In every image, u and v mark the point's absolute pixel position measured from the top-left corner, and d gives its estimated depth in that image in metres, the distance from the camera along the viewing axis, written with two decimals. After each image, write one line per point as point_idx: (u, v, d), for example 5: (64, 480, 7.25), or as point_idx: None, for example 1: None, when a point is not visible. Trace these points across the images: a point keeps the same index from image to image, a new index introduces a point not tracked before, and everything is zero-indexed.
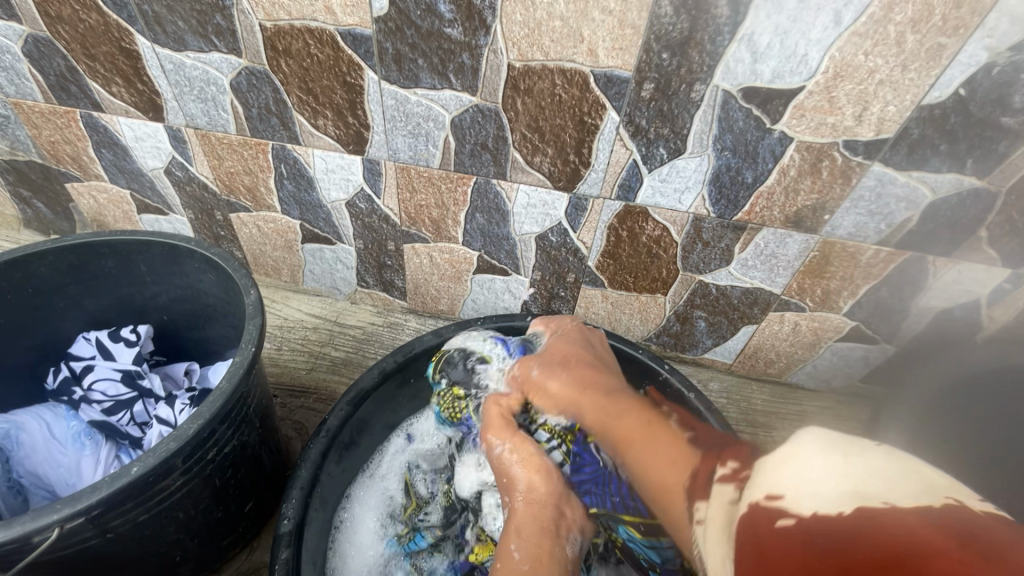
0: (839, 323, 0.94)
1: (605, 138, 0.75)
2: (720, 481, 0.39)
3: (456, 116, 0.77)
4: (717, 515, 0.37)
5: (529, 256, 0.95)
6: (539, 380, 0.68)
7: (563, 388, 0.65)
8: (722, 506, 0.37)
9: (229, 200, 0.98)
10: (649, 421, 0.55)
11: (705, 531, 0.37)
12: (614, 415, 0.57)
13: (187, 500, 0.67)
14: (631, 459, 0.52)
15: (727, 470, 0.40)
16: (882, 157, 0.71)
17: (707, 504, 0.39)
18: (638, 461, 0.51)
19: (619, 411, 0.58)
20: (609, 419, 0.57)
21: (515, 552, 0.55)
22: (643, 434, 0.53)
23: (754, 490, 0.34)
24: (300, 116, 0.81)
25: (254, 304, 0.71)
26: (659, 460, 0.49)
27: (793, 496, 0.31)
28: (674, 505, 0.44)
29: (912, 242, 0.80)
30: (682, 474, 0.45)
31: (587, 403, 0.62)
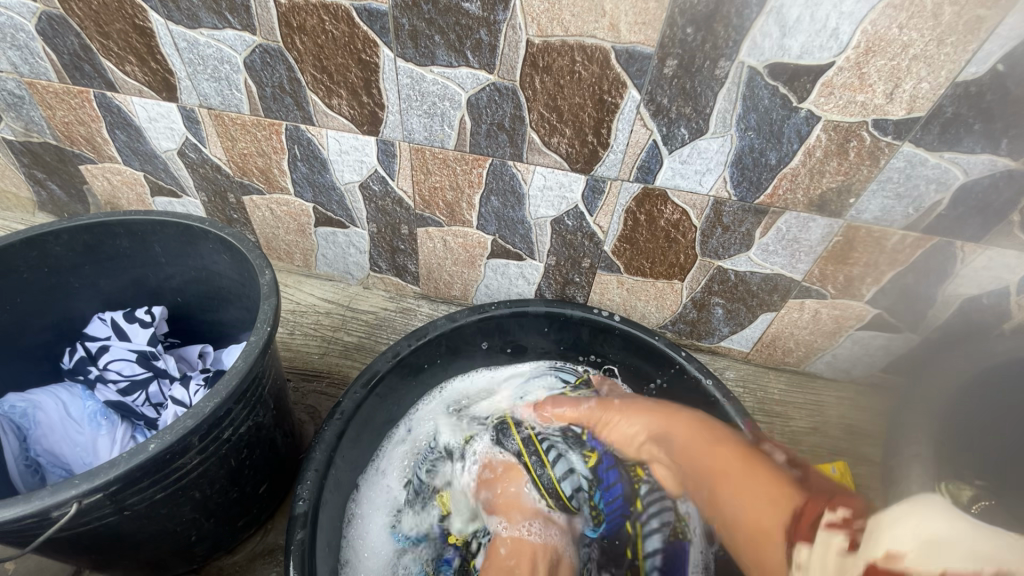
0: (861, 310, 0.91)
1: (625, 118, 0.74)
2: (829, 528, 0.50)
3: (472, 95, 0.75)
4: (823, 561, 0.47)
5: (544, 241, 0.94)
6: (608, 419, 0.83)
7: (632, 425, 0.80)
8: (829, 551, 0.47)
9: (242, 182, 0.97)
10: (750, 468, 0.65)
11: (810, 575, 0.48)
12: (722, 477, 0.66)
13: (203, 480, 0.67)
14: (724, 499, 0.64)
15: (835, 519, 0.51)
16: (913, 137, 0.68)
17: (810, 545, 0.51)
18: (734, 504, 0.63)
19: (720, 461, 0.67)
20: (704, 454, 0.70)
21: (502, 547, 0.74)
22: (740, 470, 0.65)
23: (874, 550, 0.42)
24: (314, 95, 0.80)
25: (269, 284, 0.70)
26: (745, 504, 0.61)
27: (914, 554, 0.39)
28: (771, 549, 0.56)
29: (940, 227, 0.78)
30: (780, 520, 0.57)
31: (679, 431, 0.75)
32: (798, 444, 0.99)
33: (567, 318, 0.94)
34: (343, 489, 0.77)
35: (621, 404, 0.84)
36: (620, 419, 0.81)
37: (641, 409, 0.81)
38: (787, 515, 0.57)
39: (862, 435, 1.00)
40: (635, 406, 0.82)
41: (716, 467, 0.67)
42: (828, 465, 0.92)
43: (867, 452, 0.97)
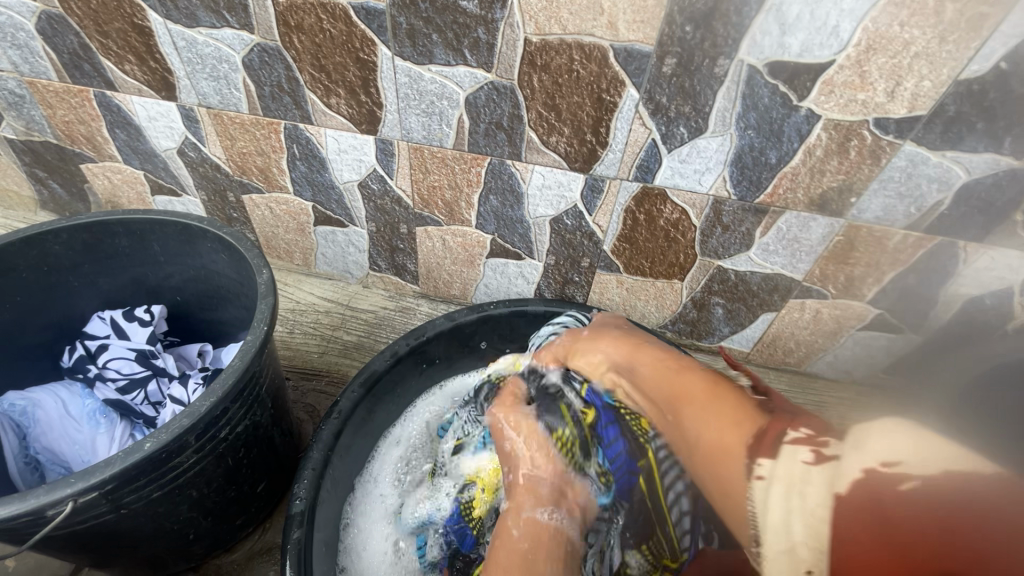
0: (862, 311, 0.91)
1: (624, 116, 0.73)
2: (793, 442, 0.37)
3: (471, 94, 0.75)
4: (785, 474, 0.35)
5: (543, 240, 0.93)
6: (577, 345, 0.68)
7: (597, 352, 0.65)
8: (793, 465, 0.35)
9: (242, 181, 0.97)
10: (719, 385, 0.49)
11: (771, 489, 0.35)
12: (679, 388, 0.51)
13: (200, 479, 0.67)
14: (688, 418, 0.47)
15: (801, 435, 0.37)
16: (914, 136, 0.68)
17: (773, 459, 0.37)
18: (696, 421, 0.46)
19: (684, 384, 0.51)
20: (662, 377, 0.54)
21: (516, 530, 0.54)
22: (709, 394, 0.48)
23: (849, 462, 0.32)
24: (313, 94, 0.80)
25: (266, 284, 0.70)
26: (706, 419, 0.45)
27: (910, 463, 0.29)
28: (732, 465, 0.40)
29: (942, 227, 0.77)
30: (744, 435, 0.41)
31: (643, 360, 0.59)
32: None
33: None
34: (342, 487, 0.77)
35: (586, 338, 0.68)
36: (586, 348, 0.67)
37: (607, 334, 0.66)
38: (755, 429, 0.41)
39: None
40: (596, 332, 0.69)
41: (676, 387, 0.51)
42: None
43: None
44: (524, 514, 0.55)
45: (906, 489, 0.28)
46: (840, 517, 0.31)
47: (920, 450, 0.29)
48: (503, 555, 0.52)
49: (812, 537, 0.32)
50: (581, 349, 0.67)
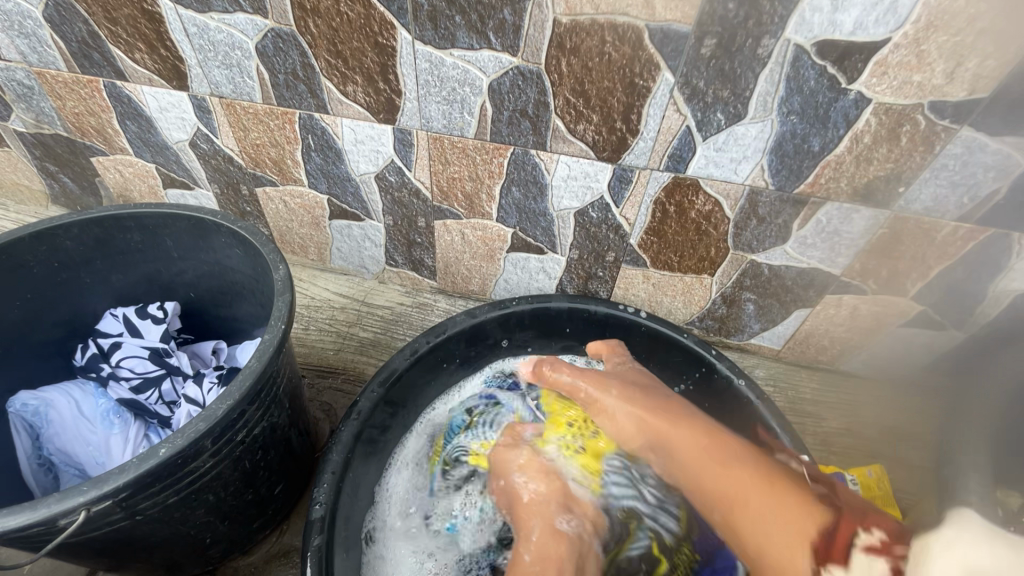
0: (903, 307, 0.86)
1: (657, 102, 0.69)
2: (868, 553, 0.52)
3: (494, 80, 0.71)
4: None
5: (567, 233, 0.90)
6: (604, 403, 0.73)
7: (622, 413, 0.71)
8: None
9: (255, 173, 0.94)
10: (729, 448, 0.64)
11: None
12: (725, 463, 0.63)
13: (217, 483, 0.64)
14: (738, 522, 0.59)
15: (869, 544, 0.53)
16: (973, 121, 0.63)
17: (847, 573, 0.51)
18: (756, 522, 0.57)
19: (736, 483, 0.60)
20: (726, 469, 0.62)
21: (527, 555, 0.64)
22: (762, 497, 0.58)
23: None
24: (329, 82, 0.77)
25: (282, 280, 0.68)
26: (769, 529, 0.57)
27: None
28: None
29: (996, 218, 0.72)
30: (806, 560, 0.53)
31: (682, 438, 0.67)
32: (831, 446, 0.94)
33: (590, 314, 0.90)
34: (363, 494, 0.75)
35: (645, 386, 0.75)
36: (615, 409, 0.72)
37: (637, 394, 0.73)
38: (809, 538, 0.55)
39: (900, 438, 0.94)
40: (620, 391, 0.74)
41: (727, 486, 0.61)
42: (864, 469, 0.88)
43: (906, 456, 0.92)
44: (534, 537, 0.65)
45: None
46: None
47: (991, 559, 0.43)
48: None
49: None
50: (615, 399, 0.73)
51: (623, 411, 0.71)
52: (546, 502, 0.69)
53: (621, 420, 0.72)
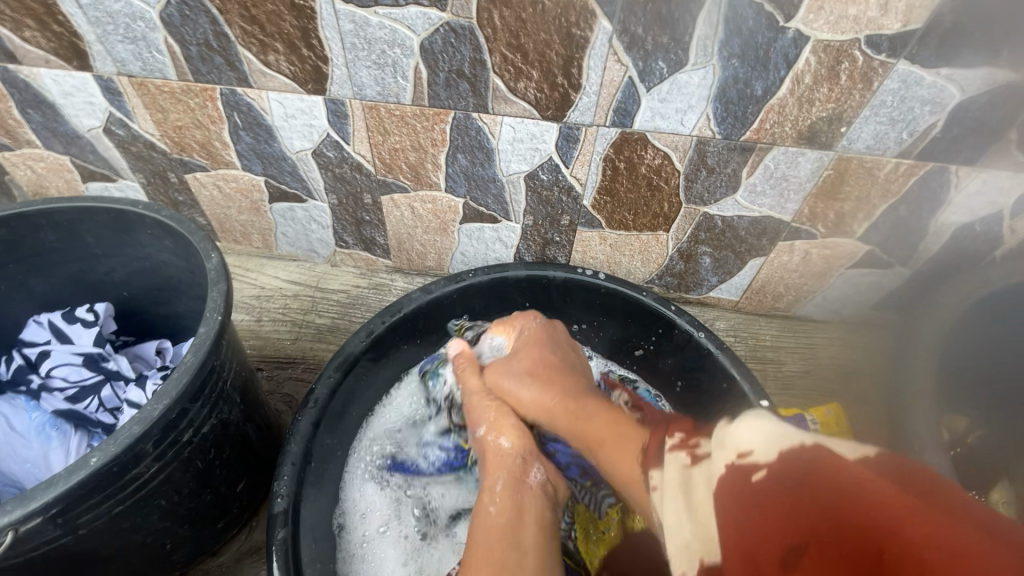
0: (852, 248, 0.88)
1: (596, 53, 0.67)
2: (672, 451, 0.45)
3: (426, 39, 0.67)
4: (675, 481, 0.42)
5: (519, 199, 0.87)
6: (502, 384, 0.75)
7: (528, 395, 0.71)
8: (676, 472, 0.42)
9: (182, 159, 0.88)
10: (617, 423, 0.59)
11: (663, 496, 0.42)
12: (580, 416, 0.63)
13: (168, 488, 0.61)
14: (606, 457, 0.56)
15: (678, 440, 0.46)
16: (908, 53, 0.63)
17: (661, 471, 0.45)
18: (613, 460, 0.55)
19: (594, 430, 0.60)
20: (580, 422, 0.63)
21: (492, 505, 0.60)
22: (611, 433, 0.57)
23: (721, 459, 0.37)
24: (247, 52, 0.71)
25: (217, 268, 0.63)
26: (618, 458, 0.54)
27: (759, 450, 0.35)
28: (647, 498, 0.47)
29: (934, 152, 0.73)
30: (637, 466, 0.50)
31: (559, 412, 0.66)
32: (792, 388, 0.98)
33: (549, 280, 0.88)
34: (330, 486, 0.73)
35: (523, 371, 0.74)
36: (509, 369, 0.75)
37: (530, 351, 0.77)
38: (637, 452, 0.52)
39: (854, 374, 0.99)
40: (519, 351, 0.79)
41: (588, 431, 0.61)
42: (822, 409, 0.91)
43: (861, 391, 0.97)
44: (497, 487, 0.62)
45: (758, 480, 0.34)
46: (721, 486, 0.36)
47: (763, 435, 0.36)
48: (481, 533, 0.57)
49: (697, 527, 0.37)
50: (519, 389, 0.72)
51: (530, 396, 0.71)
52: (514, 456, 0.67)
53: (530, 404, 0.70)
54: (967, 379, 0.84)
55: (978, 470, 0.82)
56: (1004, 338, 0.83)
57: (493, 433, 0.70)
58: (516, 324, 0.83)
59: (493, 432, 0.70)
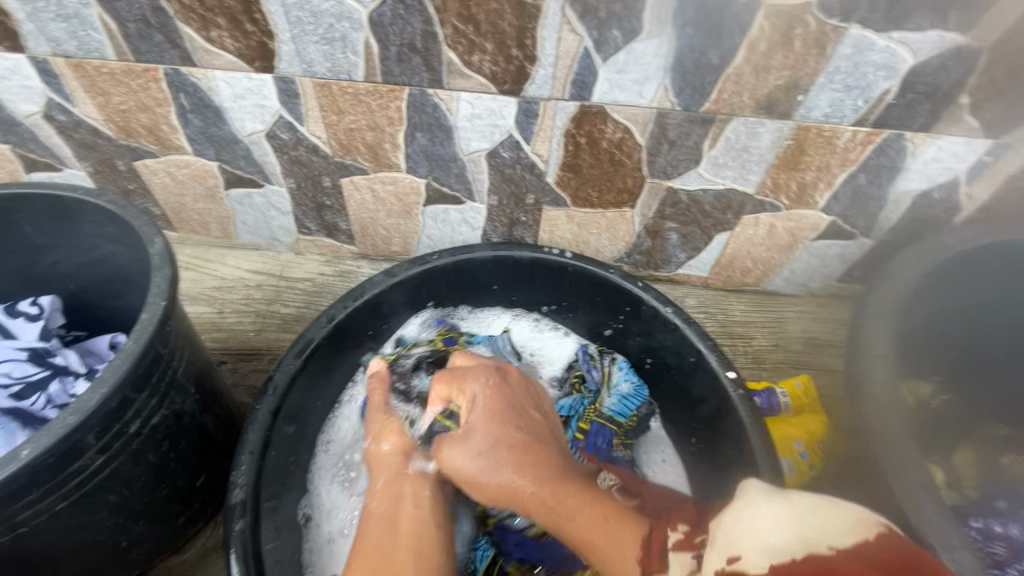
0: (815, 220, 0.89)
1: (550, 23, 0.65)
2: (678, 550, 0.45)
3: (374, 11, 0.65)
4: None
5: (482, 178, 0.86)
6: (468, 474, 0.65)
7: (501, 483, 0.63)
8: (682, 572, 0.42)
9: (129, 145, 0.84)
10: (604, 513, 0.58)
11: None
12: (564, 516, 0.59)
13: (117, 481, 0.59)
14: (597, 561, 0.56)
15: (679, 537, 0.47)
16: (859, 17, 0.63)
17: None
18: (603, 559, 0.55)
19: (583, 530, 0.57)
20: (563, 522, 0.59)
21: (372, 502, 0.65)
22: (603, 536, 0.56)
23: (717, 558, 0.37)
24: (188, 28, 0.68)
25: (161, 253, 0.61)
26: (613, 554, 0.54)
27: (748, 557, 0.34)
28: None
29: (891, 119, 0.73)
30: (637, 565, 0.51)
31: (535, 508, 0.61)
32: (764, 363, 0.99)
33: (515, 261, 0.87)
34: (292, 475, 0.72)
35: (489, 459, 0.64)
36: (471, 456, 0.65)
37: (496, 432, 0.66)
38: (637, 550, 0.52)
39: (822, 346, 1.00)
40: (479, 430, 0.67)
41: (576, 533, 0.58)
42: (792, 381, 0.93)
43: (828, 363, 0.98)
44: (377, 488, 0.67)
45: None
46: None
47: (756, 537, 0.35)
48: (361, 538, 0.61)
49: None
50: (487, 481, 0.64)
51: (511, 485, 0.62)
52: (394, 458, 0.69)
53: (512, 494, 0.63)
54: (941, 340, 0.83)
55: (939, 430, 0.82)
56: (979, 299, 0.80)
57: (374, 440, 0.72)
58: (466, 389, 0.71)
59: (376, 439, 0.72)
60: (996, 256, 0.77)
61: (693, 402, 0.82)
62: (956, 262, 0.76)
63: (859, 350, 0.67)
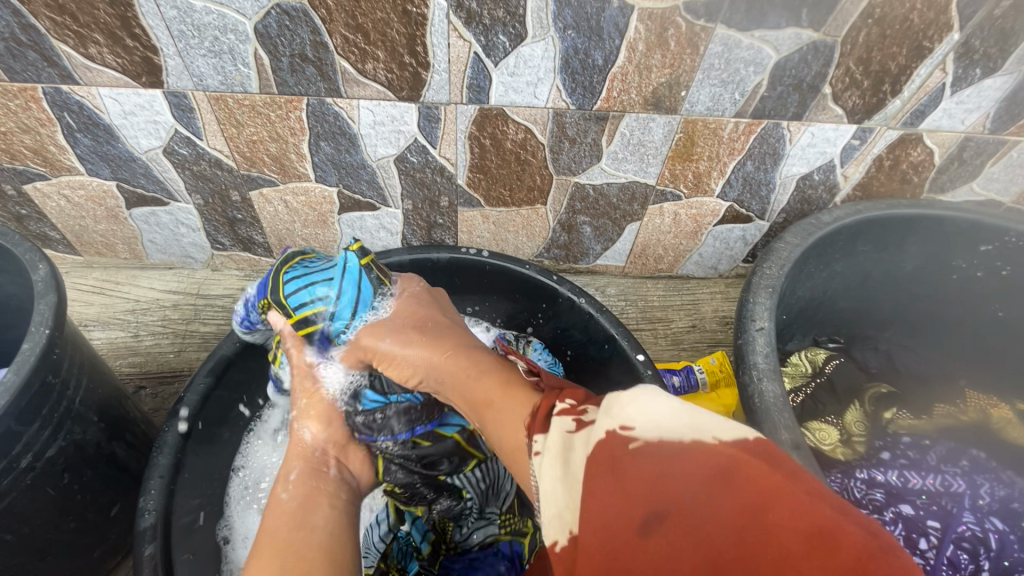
0: (714, 206, 0.95)
1: (437, 30, 0.67)
2: (559, 414, 0.41)
3: (259, 23, 0.65)
4: (556, 444, 0.39)
5: (394, 184, 0.87)
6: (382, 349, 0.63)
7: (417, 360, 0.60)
8: (558, 436, 0.40)
9: (15, 168, 0.81)
10: (509, 387, 0.51)
11: (543, 461, 0.39)
12: (469, 378, 0.54)
13: (13, 519, 0.58)
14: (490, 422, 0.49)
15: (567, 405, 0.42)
16: (723, 18, 0.68)
17: (544, 434, 0.41)
18: (497, 426, 0.48)
19: (482, 388, 0.52)
20: (467, 378, 0.55)
21: (284, 493, 0.57)
22: (499, 393, 0.50)
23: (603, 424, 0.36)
24: (63, 45, 0.66)
25: (44, 280, 0.59)
26: (503, 421, 0.48)
27: (640, 428, 0.35)
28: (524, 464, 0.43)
29: (766, 110, 0.79)
30: (522, 431, 0.45)
31: (448, 369, 0.57)
32: (681, 343, 1.04)
33: (434, 263, 0.88)
34: (211, 498, 0.71)
35: (396, 345, 0.63)
36: (385, 337, 0.64)
37: (420, 324, 0.64)
38: (527, 414, 0.46)
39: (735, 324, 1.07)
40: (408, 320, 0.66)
41: (479, 393, 0.52)
42: (708, 357, 0.98)
43: None
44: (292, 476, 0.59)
45: (633, 449, 0.34)
46: (592, 454, 0.35)
47: (648, 418, 0.35)
48: (271, 520, 0.54)
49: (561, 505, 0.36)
50: (395, 354, 0.62)
51: (413, 358, 0.60)
52: (316, 447, 0.63)
53: (413, 371, 0.60)
54: (829, 308, 0.92)
55: (835, 393, 0.89)
56: (859, 269, 0.88)
57: (297, 420, 0.65)
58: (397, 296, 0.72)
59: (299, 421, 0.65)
60: (876, 228, 0.83)
61: (611, 386, 0.85)
62: (838, 236, 0.82)
63: (743, 323, 0.71)
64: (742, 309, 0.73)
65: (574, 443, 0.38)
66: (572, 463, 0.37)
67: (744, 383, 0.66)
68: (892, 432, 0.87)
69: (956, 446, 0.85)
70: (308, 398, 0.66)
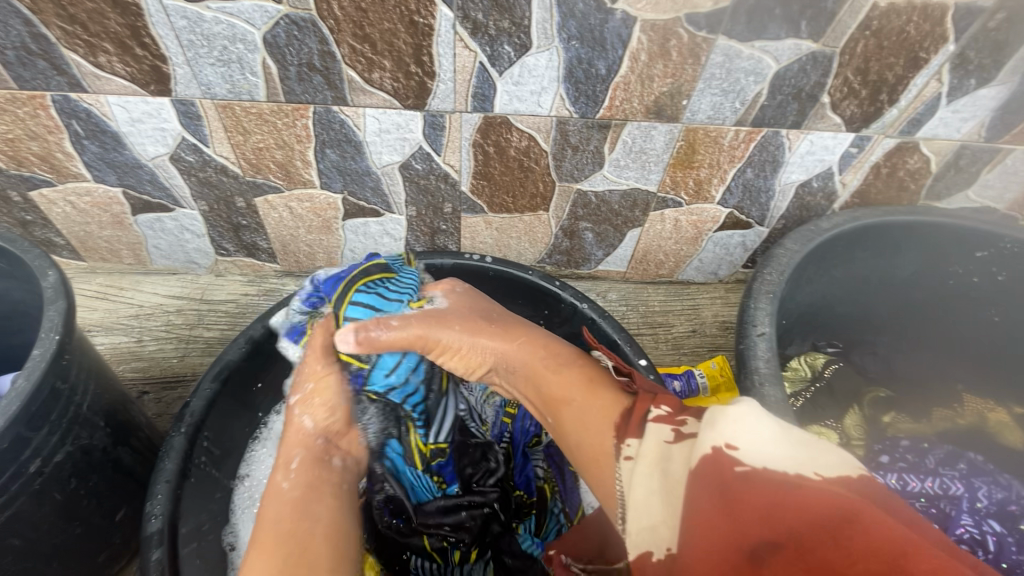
0: (714, 213, 0.96)
1: (443, 40, 0.68)
2: (656, 422, 0.45)
3: (267, 33, 0.66)
4: (652, 452, 0.42)
5: (398, 191, 0.88)
6: (439, 338, 0.64)
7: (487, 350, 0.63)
8: (657, 444, 0.43)
9: (22, 174, 0.81)
10: (590, 386, 0.54)
11: (637, 467, 0.43)
12: (547, 377, 0.57)
13: (22, 524, 0.58)
14: (569, 422, 0.53)
15: (662, 413, 0.45)
16: (724, 29, 0.69)
17: (639, 440, 0.44)
18: (578, 432, 0.51)
19: (564, 385, 0.56)
20: (552, 375, 0.57)
21: (286, 481, 0.58)
22: (586, 394, 0.53)
23: (705, 439, 0.38)
24: (73, 54, 0.66)
25: (53, 286, 0.60)
26: (586, 424, 0.51)
27: (746, 449, 0.36)
28: (607, 466, 0.47)
29: (766, 118, 0.81)
30: (610, 435, 0.48)
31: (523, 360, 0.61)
32: (682, 347, 1.05)
33: (438, 268, 0.90)
34: (217, 501, 0.72)
35: (458, 335, 0.64)
36: (447, 327, 0.64)
37: (478, 315, 0.66)
38: (617, 418, 0.49)
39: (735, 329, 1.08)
40: (468, 314, 0.67)
41: (560, 391, 0.55)
42: (709, 362, 0.99)
43: None
44: (292, 465, 0.60)
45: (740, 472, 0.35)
46: (698, 472, 0.37)
47: (757, 443, 0.36)
48: (273, 507, 0.55)
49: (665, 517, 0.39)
50: (451, 341, 0.64)
51: (487, 348, 0.63)
52: (314, 436, 0.64)
53: (482, 363, 0.64)
54: (829, 313, 0.93)
55: (833, 395, 0.91)
56: (858, 275, 0.89)
57: (297, 408, 0.66)
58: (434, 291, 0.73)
59: (300, 409, 0.66)
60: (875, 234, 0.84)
61: None
62: (836, 242, 0.83)
63: (744, 328, 0.72)
64: (743, 315, 0.74)
65: (675, 453, 0.41)
66: (671, 473, 0.40)
67: (746, 388, 0.67)
68: (890, 436, 0.88)
69: (953, 450, 0.86)
70: (314, 389, 0.67)
